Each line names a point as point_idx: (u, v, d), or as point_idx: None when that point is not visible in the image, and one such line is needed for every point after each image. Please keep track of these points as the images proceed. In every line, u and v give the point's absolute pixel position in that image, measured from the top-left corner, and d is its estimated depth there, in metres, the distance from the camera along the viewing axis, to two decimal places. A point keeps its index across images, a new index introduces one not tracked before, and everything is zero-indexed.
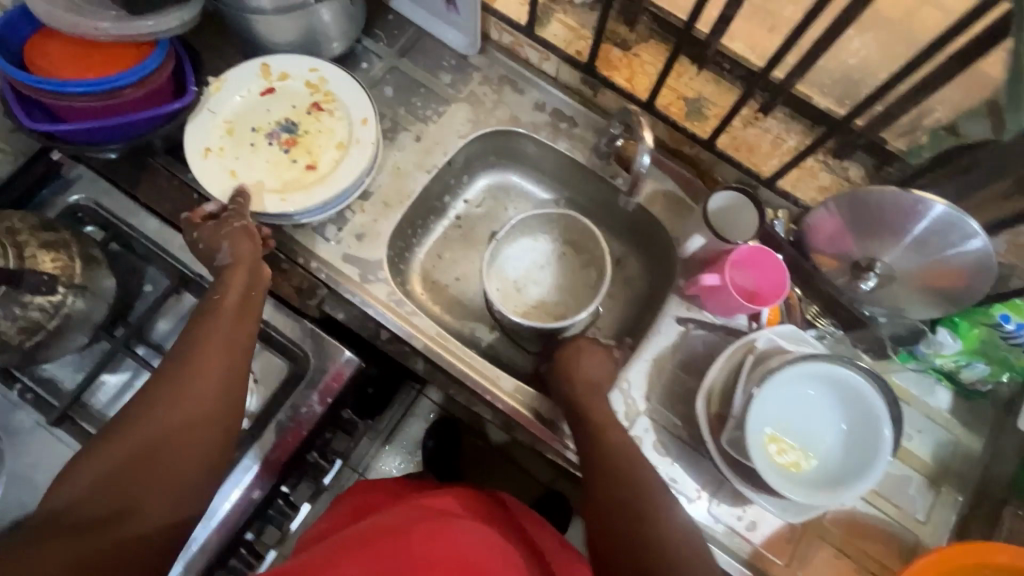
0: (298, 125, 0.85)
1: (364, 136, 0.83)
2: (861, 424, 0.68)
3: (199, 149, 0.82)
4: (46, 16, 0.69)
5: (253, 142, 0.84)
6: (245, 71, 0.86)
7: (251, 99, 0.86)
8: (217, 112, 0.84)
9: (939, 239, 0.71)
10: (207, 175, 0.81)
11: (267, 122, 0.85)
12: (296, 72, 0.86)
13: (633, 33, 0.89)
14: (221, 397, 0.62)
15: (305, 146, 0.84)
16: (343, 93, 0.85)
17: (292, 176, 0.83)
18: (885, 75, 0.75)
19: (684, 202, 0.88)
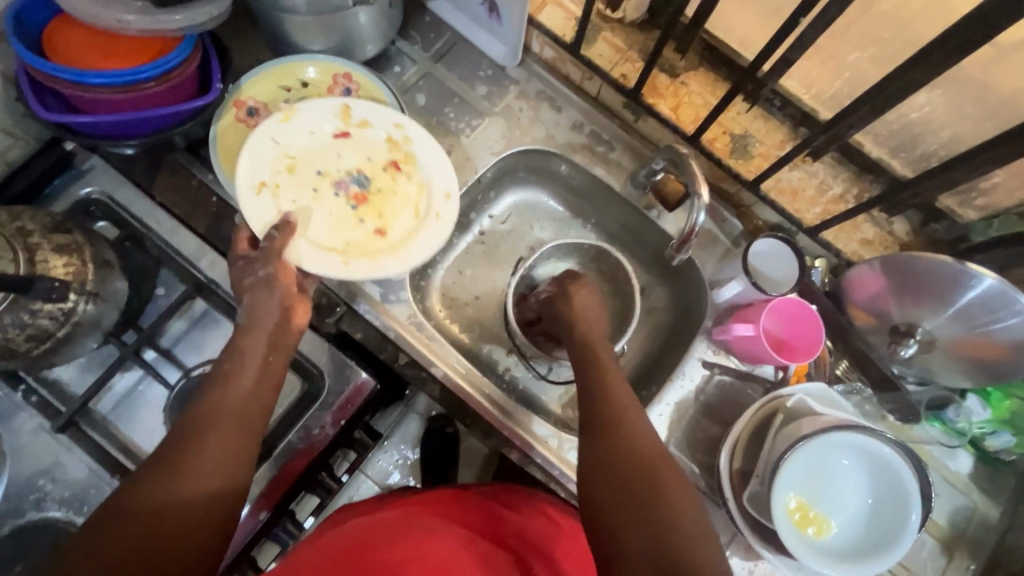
0: (370, 181, 0.77)
1: (444, 212, 0.76)
2: (889, 498, 0.67)
3: (253, 179, 0.71)
4: (66, 3, 0.64)
5: (316, 187, 0.74)
6: (322, 106, 0.76)
7: (321, 139, 0.76)
8: (280, 143, 0.74)
9: (985, 312, 0.69)
10: (254, 210, 0.69)
11: (333, 169, 0.76)
12: (378, 122, 0.78)
13: (683, 60, 0.85)
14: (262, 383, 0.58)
15: (375, 208, 0.76)
16: (426, 158, 0.78)
17: (356, 236, 0.73)
18: (947, 134, 0.72)
19: (719, 241, 0.85)
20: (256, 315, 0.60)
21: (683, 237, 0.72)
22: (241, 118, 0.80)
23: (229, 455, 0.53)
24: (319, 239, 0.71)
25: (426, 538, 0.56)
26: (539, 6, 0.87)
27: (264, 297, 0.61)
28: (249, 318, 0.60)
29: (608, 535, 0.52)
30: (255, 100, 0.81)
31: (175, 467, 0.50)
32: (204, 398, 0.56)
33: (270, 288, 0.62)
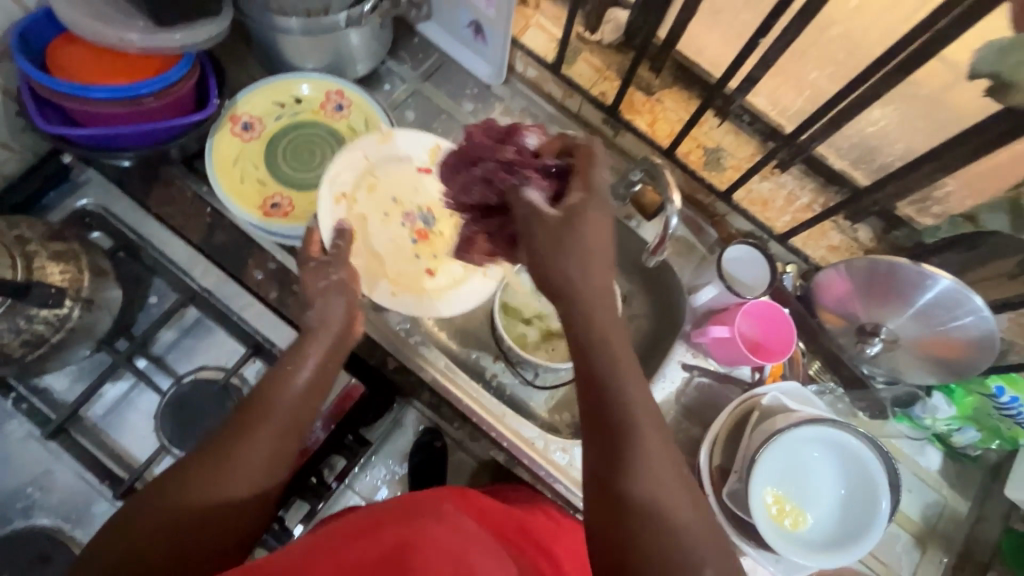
0: (436, 223, 0.85)
1: (491, 275, 0.83)
2: (861, 490, 0.70)
3: (336, 188, 0.79)
4: (71, 22, 0.67)
5: (388, 213, 0.83)
6: (419, 140, 0.84)
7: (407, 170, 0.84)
8: (370, 163, 0.82)
9: (943, 311, 0.73)
10: (325, 214, 0.77)
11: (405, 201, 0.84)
12: None
13: (658, 79, 0.90)
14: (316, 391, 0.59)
15: (431, 248, 0.84)
16: None
17: (411, 269, 0.82)
18: (901, 146, 0.77)
19: (696, 249, 0.89)
20: (325, 319, 0.64)
21: (658, 242, 0.73)
22: (236, 133, 0.84)
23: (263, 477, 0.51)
24: (374, 262, 0.81)
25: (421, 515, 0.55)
26: (522, 29, 0.93)
27: (335, 302, 0.66)
28: (320, 321, 0.64)
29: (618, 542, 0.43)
30: (250, 115, 0.85)
31: (228, 456, 0.50)
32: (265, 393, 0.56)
33: (340, 294, 0.67)
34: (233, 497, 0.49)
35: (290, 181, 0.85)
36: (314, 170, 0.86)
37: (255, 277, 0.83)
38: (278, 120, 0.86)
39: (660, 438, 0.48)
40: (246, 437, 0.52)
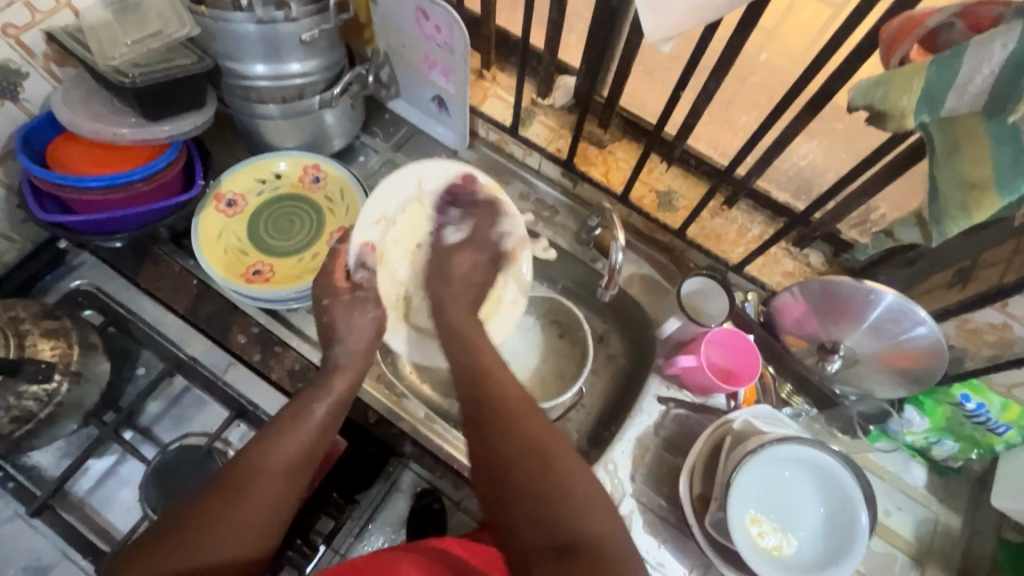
0: None
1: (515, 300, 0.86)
2: (839, 507, 0.71)
3: (377, 211, 0.83)
4: (69, 124, 0.75)
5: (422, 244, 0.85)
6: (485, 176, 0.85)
7: (487, 230, 0.88)
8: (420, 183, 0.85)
9: (893, 325, 0.76)
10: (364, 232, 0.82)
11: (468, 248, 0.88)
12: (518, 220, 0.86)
13: (608, 133, 0.98)
14: (320, 432, 0.63)
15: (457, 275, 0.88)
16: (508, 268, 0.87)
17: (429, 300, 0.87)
18: (832, 175, 0.85)
19: (660, 285, 0.94)
20: (352, 355, 0.71)
21: (609, 277, 0.79)
22: (221, 210, 0.90)
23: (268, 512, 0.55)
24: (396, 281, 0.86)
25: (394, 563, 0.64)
26: (482, 99, 1.01)
27: (363, 331, 0.74)
28: (348, 358, 0.71)
29: (517, 467, 0.54)
30: (233, 192, 0.91)
31: (224, 507, 0.54)
32: (266, 441, 0.59)
33: (372, 325, 0.75)
34: (234, 547, 0.52)
35: (271, 249, 0.91)
36: (295, 238, 0.92)
37: (241, 341, 0.84)
38: (259, 196, 0.93)
39: (512, 377, 0.63)
40: (242, 492, 0.55)
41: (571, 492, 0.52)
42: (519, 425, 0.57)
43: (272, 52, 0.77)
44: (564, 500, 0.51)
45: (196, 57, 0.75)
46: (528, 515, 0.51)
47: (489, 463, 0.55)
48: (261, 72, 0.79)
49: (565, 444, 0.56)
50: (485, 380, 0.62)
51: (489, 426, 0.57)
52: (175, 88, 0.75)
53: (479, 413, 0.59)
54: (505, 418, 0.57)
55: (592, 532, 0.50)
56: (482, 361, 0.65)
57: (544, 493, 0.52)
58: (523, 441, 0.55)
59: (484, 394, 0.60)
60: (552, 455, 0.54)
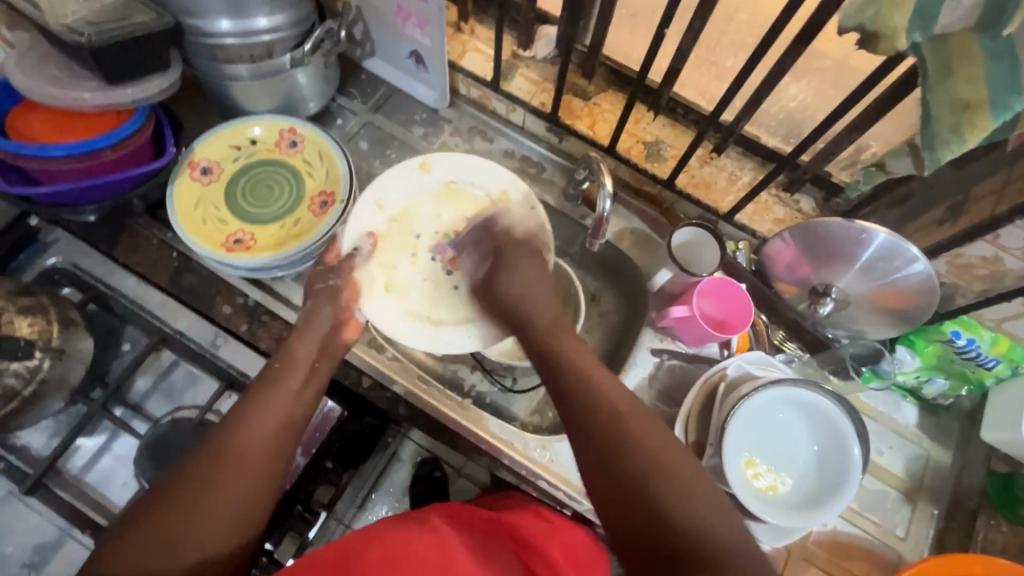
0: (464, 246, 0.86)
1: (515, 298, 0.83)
2: (832, 444, 0.72)
3: (377, 199, 0.84)
4: (26, 90, 0.71)
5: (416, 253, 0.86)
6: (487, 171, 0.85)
7: (473, 198, 0.86)
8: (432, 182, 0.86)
9: (885, 264, 0.76)
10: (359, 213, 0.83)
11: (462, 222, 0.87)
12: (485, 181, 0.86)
13: (592, 85, 0.95)
14: (296, 402, 0.62)
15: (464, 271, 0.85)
16: (472, 171, 0.86)
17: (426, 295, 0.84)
18: (822, 115, 0.83)
19: (651, 239, 0.92)
20: (311, 321, 0.72)
21: (597, 227, 0.77)
22: (196, 178, 0.87)
23: (250, 489, 0.54)
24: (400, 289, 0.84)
25: (397, 531, 0.63)
26: (461, 54, 0.97)
27: (324, 303, 0.75)
28: (307, 321, 0.73)
29: (634, 481, 0.53)
30: (208, 159, 0.88)
31: (198, 481, 0.52)
32: (242, 410, 0.60)
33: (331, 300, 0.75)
34: (215, 529, 0.51)
35: (251, 216, 0.88)
36: (274, 205, 0.89)
37: (225, 311, 0.84)
38: (235, 162, 0.89)
39: (615, 383, 0.61)
40: (216, 459, 0.54)
41: (681, 487, 0.52)
42: (630, 439, 0.55)
43: (237, 8, 0.74)
44: (676, 505, 0.51)
45: (155, 15, 0.71)
46: (641, 526, 0.51)
47: (610, 476, 0.54)
48: (226, 29, 0.75)
49: (675, 448, 0.55)
50: (578, 383, 0.60)
51: (606, 439, 0.55)
52: (137, 48, 0.71)
53: (587, 432, 0.57)
54: (612, 424, 0.56)
55: (700, 529, 0.50)
56: (578, 364, 0.63)
57: (653, 497, 0.51)
58: (638, 447, 0.54)
59: (594, 403, 0.58)
60: (661, 463, 0.53)
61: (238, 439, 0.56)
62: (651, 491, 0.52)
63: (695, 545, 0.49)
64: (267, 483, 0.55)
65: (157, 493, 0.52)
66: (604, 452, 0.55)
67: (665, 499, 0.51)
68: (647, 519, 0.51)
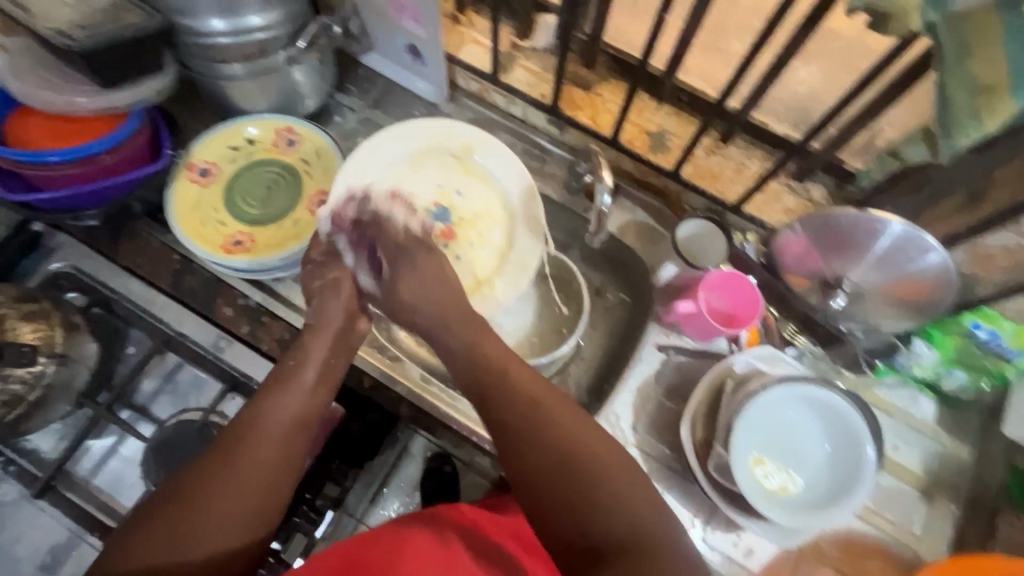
0: (452, 214, 0.80)
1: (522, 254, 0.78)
2: (843, 442, 0.71)
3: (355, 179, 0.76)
4: (22, 96, 0.71)
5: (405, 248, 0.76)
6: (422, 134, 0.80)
7: (433, 155, 0.82)
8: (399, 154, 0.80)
9: (900, 255, 0.73)
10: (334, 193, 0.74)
11: (441, 192, 0.81)
12: (450, 142, 0.81)
13: (593, 74, 0.92)
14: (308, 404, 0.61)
15: (464, 237, 0.79)
16: (420, 133, 0.80)
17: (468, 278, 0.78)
18: (833, 100, 0.80)
19: (656, 230, 0.89)
20: (322, 317, 0.68)
21: (597, 222, 0.75)
22: (194, 179, 0.87)
23: (260, 497, 0.54)
24: (396, 277, 0.74)
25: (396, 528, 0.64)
26: (459, 46, 0.96)
27: (331, 301, 0.69)
28: (316, 317, 0.68)
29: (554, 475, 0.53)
30: (206, 161, 0.87)
31: (209, 484, 0.53)
32: (254, 407, 0.59)
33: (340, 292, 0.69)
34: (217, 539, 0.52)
35: (250, 217, 0.87)
36: (273, 205, 0.89)
37: (227, 312, 0.83)
38: (233, 163, 0.89)
39: (531, 372, 0.60)
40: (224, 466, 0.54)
41: (610, 493, 0.52)
42: (553, 426, 0.55)
43: (227, 5, 0.72)
44: (597, 500, 0.52)
45: (147, 15, 0.70)
46: (573, 519, 0.51)
47: (523, 468, 0.54)
48: (219, 28, 0.74)
49: (610, 447, 0.55)
50: (494, 374, 0.59)
51: (521, 425, 0.56)
52: (128, 49, 0.70)
53: (505, 422, 0.56)
54: (529, 415, 0.56)
55: (640, 533, 0.51)
56: (497, 353, 0.62)
57: (589, 499, 0.52)
58: (557, 431, 0.55)
59: (520, 395, 0.57)
60: (585, 454, 0.54)
61: (245, 443, 0.56)
62: (580, 481, 0.52)
63: (610, 535, 0.51)
64: (279, 486, 0.56)
65: (166, 498, 0.53)
66: (517, 444, 0.55)
67: (585, 491, 0.52)
68: (568, 512, 0.52)
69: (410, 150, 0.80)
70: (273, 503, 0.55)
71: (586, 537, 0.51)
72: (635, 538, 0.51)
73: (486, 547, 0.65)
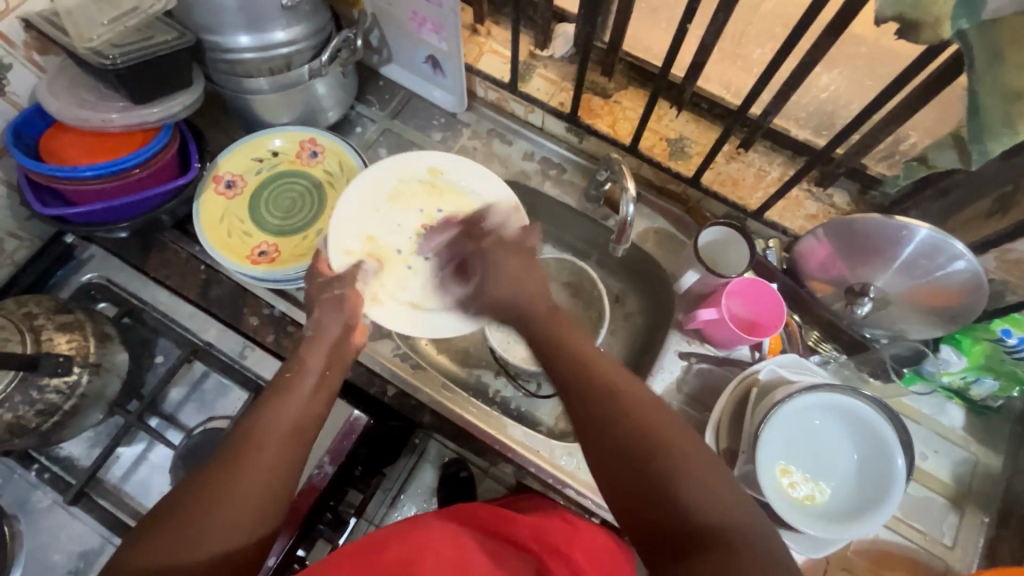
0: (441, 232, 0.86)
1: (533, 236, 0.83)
2: (872, 452, 0.70)
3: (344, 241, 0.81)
4: (58, 114, 0.73)
5: (413, 266, 0.83)
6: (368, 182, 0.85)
7: (408, 184, 0.87)
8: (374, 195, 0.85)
9: (927, 261, 0.72)
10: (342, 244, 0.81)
11: (425, 216, 0.86)
12: (415, 171, 0.87)
13: (612, 82, 0.92)
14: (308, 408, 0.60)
15: None
16: (378, 173, 0.86)
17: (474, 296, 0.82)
18: (857, 106, 0.79)
19: (677, 239, 0.90)
20: (320, 329, 0.69)
21: (621, 231, 0.75)
22: (220, 192, 0.88)
23: (261, 496, 0.52)
24: (409, 291, 0.81)
25: (413, 529, 0.61)
26: (477, 56, 0.96)
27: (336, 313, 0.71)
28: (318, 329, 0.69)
29: (635, 462, 0.49)
30: (231, 173, 0.89)
31: (225, 473, 0.52)
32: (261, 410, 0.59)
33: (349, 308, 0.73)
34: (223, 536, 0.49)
35: (273, 228, 0.89)
36: (296, 216, 0.90)
37: (253, 322, 0.85)
38: (257, 175, 0.90)
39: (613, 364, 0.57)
40: (236, 460, 0.53)
41: (687, 471, 0.47)
42: (628, 413, 0.52)
43: (255, 22, 0.74)
44: (679, 489, 0.46)
45: (176, 33, 0.72)
46: (658, 511, 0.46)
47: (609, 461, 0.50)
48: (245, 44, 0.76)
49: (672, 424, 0.51)
50: (580, 368, 0.57)
51: (603, 417, 0.52)
52: (159, 66, 0.72)
53: (586, 414, 0.53)
54: (609, 407, 0.53)
55: (715, 520, 0.45)
56: (585, 354, 0.59)
57: (669, 486, 0.47)
58: (634, 420, 0.51)
59: (592, 381, 0.55)
60: (668, 445, 0.49)
61: (254, 441, 0.55)
62: (650, 463, 0.48)
63: (696, 526, 0.45)
64: (280, 488, 0.54)
65: (179, 496, 0.51)
66: (601, 438, 0.51)
67: (665, 485, 0.47)
68: (652, 506, 0.47)
69: (388, 184, 0.86)
70: (277, 498, 0.53)
71: (660, 523, 0.46)
72: (725, 529, 0.44)
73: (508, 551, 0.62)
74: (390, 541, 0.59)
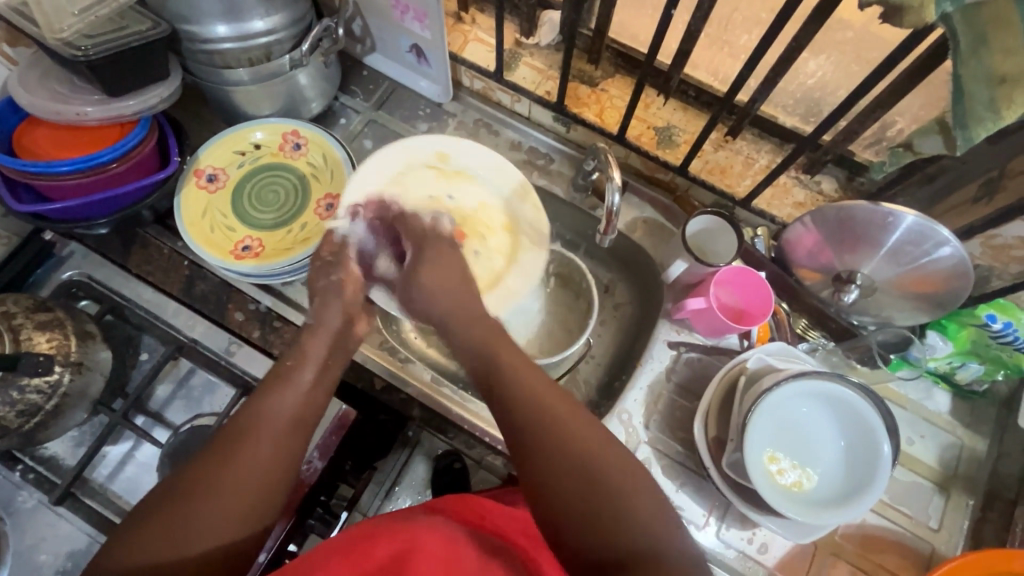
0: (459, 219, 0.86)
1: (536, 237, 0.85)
2: (859, 439, 0.70)
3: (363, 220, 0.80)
4: (31, 108, 0.72)
5: None
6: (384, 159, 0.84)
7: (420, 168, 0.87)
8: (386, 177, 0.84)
9: (913, 247, 0.72)
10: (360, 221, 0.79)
11: (435, 199, 0.86)
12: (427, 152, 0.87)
13: (599, 70, 0.92)
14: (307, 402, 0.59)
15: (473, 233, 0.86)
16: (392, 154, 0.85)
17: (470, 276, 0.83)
18: (844, 92, 0.79)
19: (665, 227, 0.89)
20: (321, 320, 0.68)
21: (607, 221, 0.75)
22: (202, 185, 0.87)
23: (258, 490, 0.52)
24: None
25: (402, 524, 0.60)
26: (462, 45, 0.95)
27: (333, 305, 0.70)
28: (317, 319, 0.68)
29: (568, 483, 0.49)
30: (213, 166, 0.88)
31: (219, 467, 0.52)
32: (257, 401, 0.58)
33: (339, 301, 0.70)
34: (217, 530, 0.49)
35: (256, 222, 0.88)
36: (280, 210, 0.89)
37: (238, 318, 0.85)
38: (240, 168, 0.89)
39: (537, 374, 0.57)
40: (228, 454, 0.53)
41: (622, 492, 0.48)
42: (564, 428, 0.51)
43: (232, 11, 0.72)
44: (615, 509, 0.47)
45: (152, 22, 0.70)
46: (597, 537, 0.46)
47: (545, 480, 0.49)
48: (223, 34, 0.74)
49: (612, 447, 0.51)
50: (498, 387, 0.56)
51: (535, 436, 0.51)
52: (134, 58, 0.70)
53: (517, 436, 0.52)
54: (546, 424, 0.52)
55: (653, 544, 0.46)
56: (510, 359, 0.58)
57: (612, 510, 0.47)
58: (570, 438, 0.51)
59: (521, 399, 0.54)
60: (601, 472, 0.49)
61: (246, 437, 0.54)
62: (589, 485, 0.48)
63: (633, 550, 0.45)
64: (277, 481, 0.54)
65: (168, 491, 0.51)
66: (534, 462, 0.50)
67: (610, 510, 0.47)
68: (589, 527, 0.47)
69: (400, 167, 0.85)
70: (275, 490, 0.53)
71: (602, 544, 0.46)
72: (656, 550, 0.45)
73: (496, 545, 0.61)
74: (378, 535, 0.58)
